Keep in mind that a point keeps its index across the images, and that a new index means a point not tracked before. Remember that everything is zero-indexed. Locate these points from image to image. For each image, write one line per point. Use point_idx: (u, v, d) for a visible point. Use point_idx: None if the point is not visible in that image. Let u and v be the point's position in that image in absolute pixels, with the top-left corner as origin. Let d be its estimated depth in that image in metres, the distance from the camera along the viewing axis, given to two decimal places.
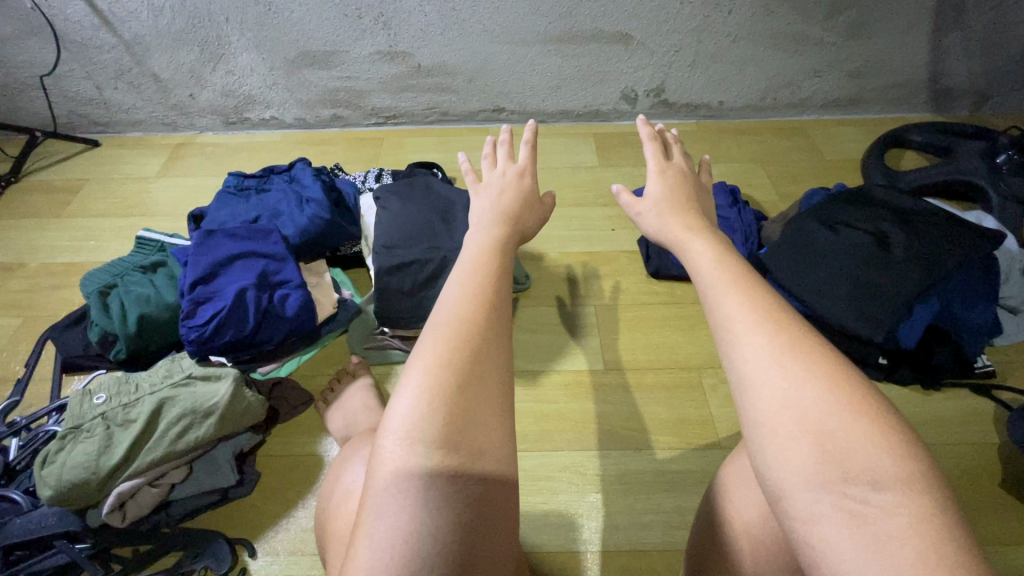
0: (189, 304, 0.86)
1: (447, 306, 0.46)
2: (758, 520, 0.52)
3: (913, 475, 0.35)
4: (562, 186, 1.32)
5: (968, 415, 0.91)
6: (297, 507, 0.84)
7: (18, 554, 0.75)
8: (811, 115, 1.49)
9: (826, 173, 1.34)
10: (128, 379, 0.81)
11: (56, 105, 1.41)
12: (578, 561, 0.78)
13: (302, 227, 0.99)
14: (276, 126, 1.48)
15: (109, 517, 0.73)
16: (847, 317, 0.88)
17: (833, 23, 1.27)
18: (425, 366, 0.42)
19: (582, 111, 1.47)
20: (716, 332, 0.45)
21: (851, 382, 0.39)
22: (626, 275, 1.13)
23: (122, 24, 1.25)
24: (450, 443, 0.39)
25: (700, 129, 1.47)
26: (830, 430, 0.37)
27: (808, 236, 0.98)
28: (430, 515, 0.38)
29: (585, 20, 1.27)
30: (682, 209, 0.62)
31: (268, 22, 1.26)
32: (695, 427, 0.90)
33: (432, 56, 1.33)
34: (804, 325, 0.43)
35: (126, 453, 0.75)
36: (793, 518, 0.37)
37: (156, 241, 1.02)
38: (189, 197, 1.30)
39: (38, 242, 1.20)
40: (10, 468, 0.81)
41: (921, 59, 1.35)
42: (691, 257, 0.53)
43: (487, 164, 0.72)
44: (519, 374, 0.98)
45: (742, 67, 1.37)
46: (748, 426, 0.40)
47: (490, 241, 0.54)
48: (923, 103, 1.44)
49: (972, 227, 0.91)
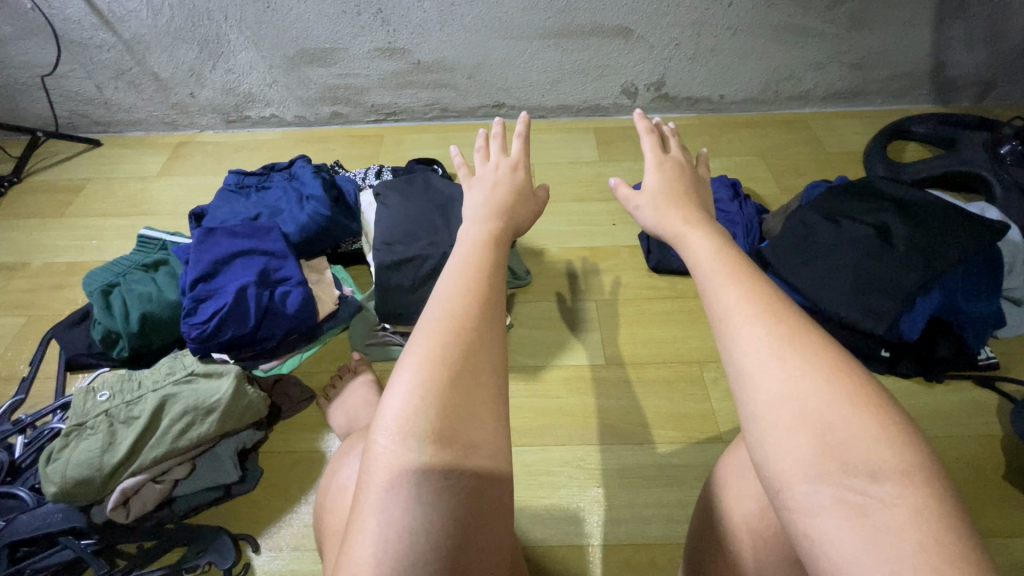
0: (190, 302, 0.87)
1: (440, 301, 0.46)
2: (757, 512, 0.52)
3: (913, 466, 0.35)
4: (562, 182, 1.32)
5: (972, 407, 0.91)
6: (300, 503, 0.84)
7: (24, 550, 0.76)
8: (812, 108, 1.48)
9: (827, 166, 1.34)
10: (131, 376, 0.81)
11: (56, 105, 1.42)
12: (579, 554, 0.78)
13: (302, 224, 0.99)
14: (276, 124, 1.49)
15: (114, 513, 0.74)
16: (849, 309, 0.88)
17: (834, 14, 1.27)
18: (418, 360, 0.42)
19: (582, 105, 1.47)
20: (715, 324, 0.45)
21: (851, 372, 0.39)
22: (628, 270, 1.13)
23: (121, 24, 1.26)
24: (444, 437, 0.39)
25: (700, 123, 1.47)
26: (828, 421, 0.37)
27: (809, 229, 0.98)
28: (425, 509, 0.38)
29: (584, 14, 1.26)
30: (681, 201, 0.62)
31: (267, 20, 1.26)
32: (696, 421, 0.90)
33: (432, 52, 1.33)
34: (803, 317, 0.43)
35: (130, 450, 0.75)
36: (790, 510, 0.37)
37: (158, 240, 1.02)
38: (190, 195, 1.31)
39: (41, 242, 1.21)
40: (16, 466, 0.82)
41: (924, 50, 1.34)
42: (689, 251, 0.53)
43: (480, 158, 0.72)
44: (520, 370, 0.98)
45: (742, 60, 1.36)
46: (747, 418, 0.40)
47: (484, 236, 0.54)
48: (926, 95, 1.43)
49: (974, 219, 0.90)
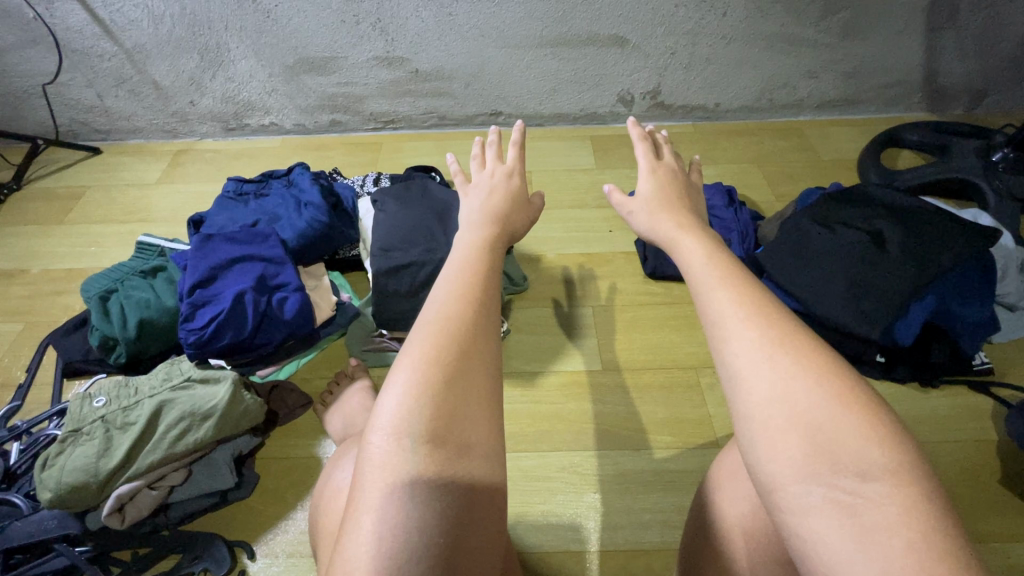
0: (188, 307, 0.87)
1: (435, 305, 0.46)
2: (750, 514, 0.52)
3: (902, 465, 0.36)
4: (559, 189, 1.33)
5: (967, 412, 0.91)
6: (296, 510, 0.84)
7: (18, 557, 0.76)
8: (807, 115, 1.49)
9: (822, 173, 1.35)
10: (128, 382, 0.82)
11: (57, 113, 1.43)
12: (576, 560, 0.78)
13: (300, 230, 1.00)
14: (275, 132, 1.50)
15: (108, 520, 0.73)
16: (844, 315, 0.88)
17: (827, 23, 1.28)
18: (412, 362, 0.42)
19: (579, 113, 1.48)
20: (707, 328, 0.45)
21: (841, 373, 0.39)
22: (624, 276, 1.14)
23: (123, 33, 1.27)
24: (438, 438, 0.40)
25: (697, 131, 1.48)
26: (818, 421, 0.37)
27: (803, 235, 0.98)
28: (419, 510, 0.38)
29: (581, 23, 1.28)
30: (673, 206, 0.63)
31: (266, 29, 1.27)
32: (693, 427, 0.90)
33: (430, 60, 1.34)
34: (794, 321, 0.44)
35: (126, 455, 0.75)
36: (781, 510, 0.37)
37: (156, 247, 1.02)
38: (189, 202, 1.32)
39: (40, 248, 1.21)
40: (11, 473, 0.82)
41: (916, 59, 1.36)
42: (682, 255, 0.54)
43: (475, 165, 0.72)
44: (517, 375, 0.98)
45: (737, 69, 1.37)
46: (739, 420, 0.41)
47: (478, 241, 0.55)
48: (919, 103, 1.45)
49: (967, 225, 0.91)
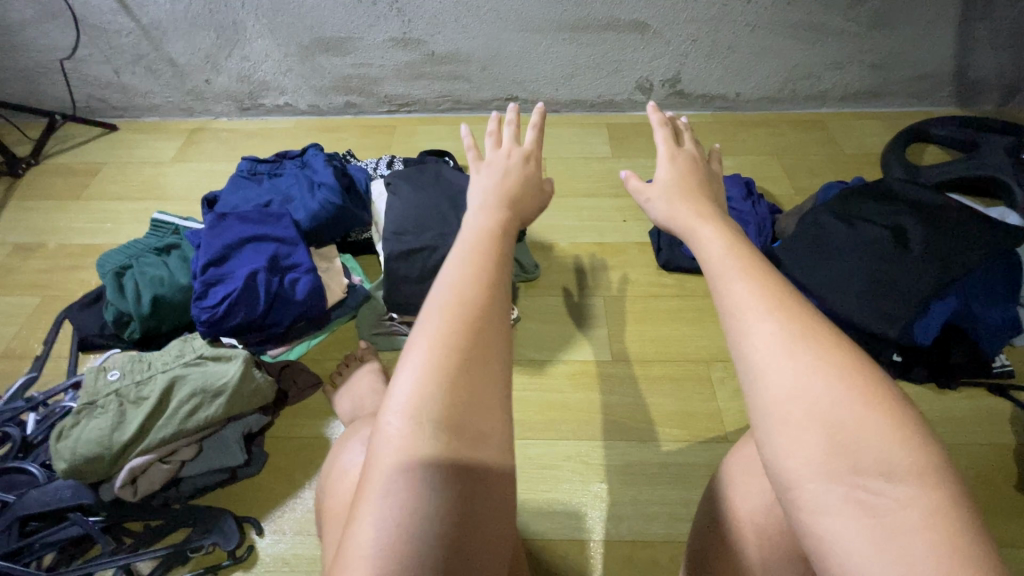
0: (201, 285, 0.88)
1: (448, 289, 0.46)
2: (762, 509, 0.52)
3: (926, 467, 0.35)
4: (572, 176, 1.32)
5: (984, 414, 0.89)
6: (304, 488, 0.85)
7: (34, 525, 0.77)
8: (830, 108, 1.46)
9: (843, 167, 1.32)
10: (141, 357, 0.83)
11: (76, 89, 1.44)
12: (579, 548, 0.78)
13: (312, 211, 1.00)
14: (290, 113, 1.49)
15: (121, 491, 0.75)
16: (861, 312, 0.86)
17: (855, 12, 1.25)
18: (427, 346, 0.42)
19: (596, 100, 1.46)
20: (725, 320, 0.44)
21: (865, 371, 0.38)
22: (637, 267, 1.13)
23: (140, 9, 1.27)
24: (452, 424, 0.39)
25: (715, 121, 1.45)
26: (840, 420, 0.36)
27: (822, 228, 0.96)
28: (434, 496, 0.38)
29: (600, 8, 1.26)
30: (692, 194, 0.62)
31: (283, 8, 1.26)
32: (702, 420, 0.90)
33: (446, 43, 1.33)
34: (816, 315, 0.42)
35: (138, 429, 0.76)
36: (799, 508, 0.36)
37: (171, 225, 1.03)
38: (204, 181, 1.32)
39: (58, 223, 1.22)
40: (28, 442, 0.84)
41: (946, 51, 1.32)
42: (700, 245, 0.52)
43: (490, 143, 0.71)
44: (526, 363, 0.98)
45: (758, 59, 1.35)
46: (756, 416, 0.40)
47: (491, 224, 0.54)
48: (947, 97, 1.41)
49: (993, 224, 0.88)
